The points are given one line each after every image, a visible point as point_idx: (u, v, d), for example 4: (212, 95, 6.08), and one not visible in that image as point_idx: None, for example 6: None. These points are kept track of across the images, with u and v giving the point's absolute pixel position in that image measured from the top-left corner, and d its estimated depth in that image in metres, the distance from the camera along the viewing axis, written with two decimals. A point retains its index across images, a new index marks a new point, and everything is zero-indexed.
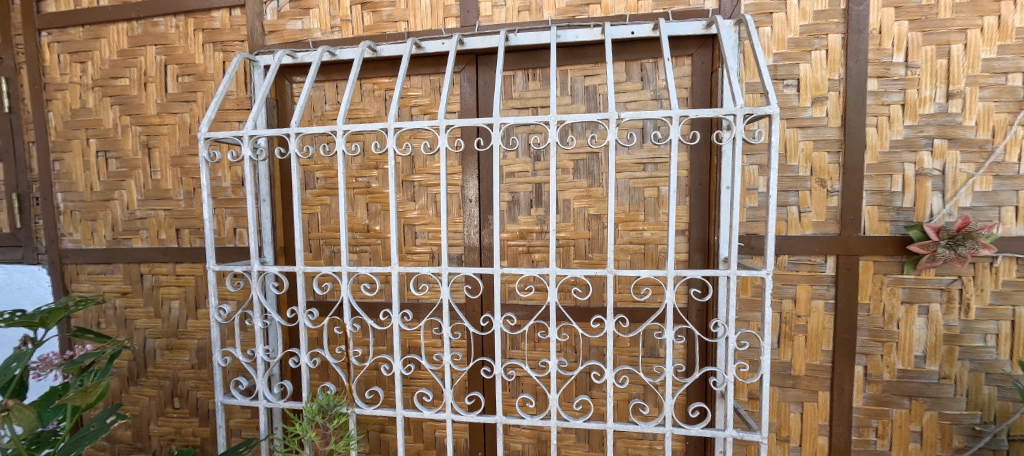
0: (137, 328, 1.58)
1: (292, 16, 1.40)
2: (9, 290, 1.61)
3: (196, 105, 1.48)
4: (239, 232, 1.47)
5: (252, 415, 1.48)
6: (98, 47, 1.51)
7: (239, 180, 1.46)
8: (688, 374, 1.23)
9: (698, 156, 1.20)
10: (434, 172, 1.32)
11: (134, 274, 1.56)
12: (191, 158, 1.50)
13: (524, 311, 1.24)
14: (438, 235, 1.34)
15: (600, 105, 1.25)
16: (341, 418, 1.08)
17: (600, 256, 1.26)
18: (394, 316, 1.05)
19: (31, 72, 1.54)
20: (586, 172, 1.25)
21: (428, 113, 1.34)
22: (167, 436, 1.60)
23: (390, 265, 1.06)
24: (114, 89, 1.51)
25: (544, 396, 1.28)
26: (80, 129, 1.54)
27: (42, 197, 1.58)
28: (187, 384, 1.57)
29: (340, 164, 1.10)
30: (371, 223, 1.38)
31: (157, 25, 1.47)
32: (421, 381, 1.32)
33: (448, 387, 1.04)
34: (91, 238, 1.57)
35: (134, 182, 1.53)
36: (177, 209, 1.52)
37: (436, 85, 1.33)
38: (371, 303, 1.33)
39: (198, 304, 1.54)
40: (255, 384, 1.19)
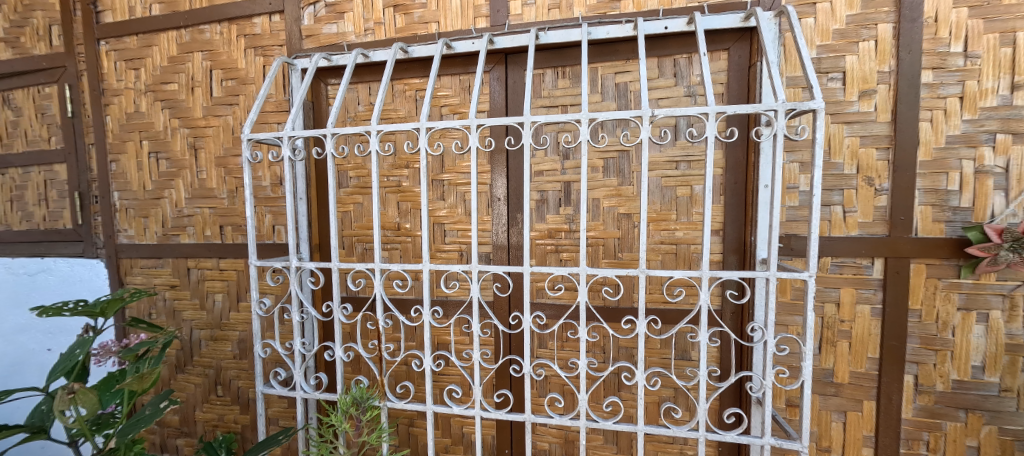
0: (184, 319, 1.67)
1: (328, 20, 1.45)
2: (72, 282, 1.74)
3: (238, 108, 1.55)
4: (278, 229, 1.53)
5: (289, 405, 1.54)
6: (150, 54, 1.61)
7: (278, 179, 1.52)
8: (722, 379, 1.19)
9: (735, 153, 1.16)
10: (464, 171, 1.34)
11: (182, 268, 1.65)
12: (233, 158, 1.57)
13: (553, 310, 1.24)
14: (467, 234, 1.35)
15: (631, 102, 1.23)
16: (373, 411, 1.11)
17: (630, 256, 1.24)
18: (425, 312, 1.07)
19: (91, 79, 1.65)
20: (616, 171, 1.23)
21: (457, 113, 1.36)
22: (211, 422, 1.69)
23: (422, 263, 1.08)
24: (164, 94, 1.61)
25: (572, 396, 1.27)
26: (134, 132, 1.64)
27: (100, 196, 1.69)
28: (229, 373, 1.66)
29: (374, 164, 1.13)
30: (402, 222, 1.41)
31: (203, 32, 1.56)
32: (450, 377, 1.33)
33: (477, 384, 1.05)
34: (144, 234, 1.68)
35: (182, 181, 1.62)
36: (221, 207, 1.60)
37: (466, 85, 1.35)
38: (402, 299, 1.35)
39: (240, 297, 1.61)
40: (293, 375, 1.23)
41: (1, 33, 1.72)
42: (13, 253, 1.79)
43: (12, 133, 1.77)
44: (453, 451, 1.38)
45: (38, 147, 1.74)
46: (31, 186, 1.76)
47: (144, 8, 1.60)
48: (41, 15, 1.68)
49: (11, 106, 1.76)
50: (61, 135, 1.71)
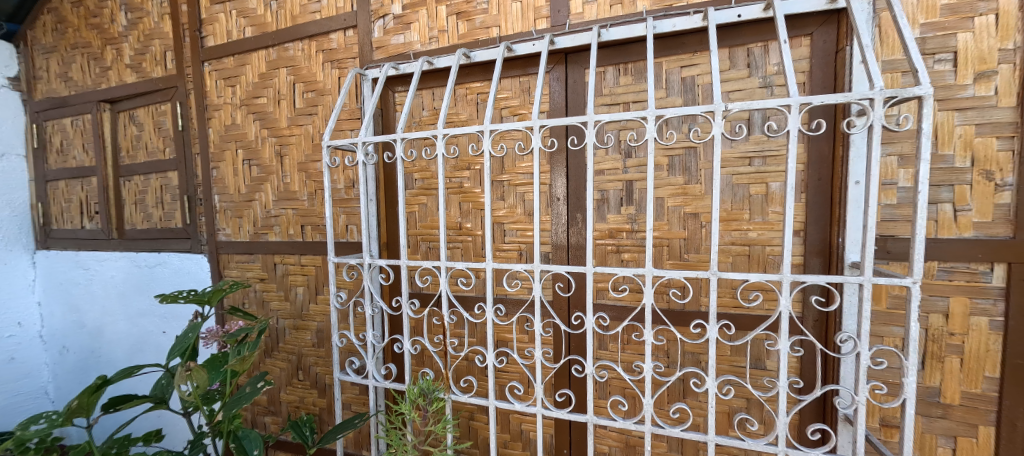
0: (272, 309, 1.86)
1: (396, 32, 1.53)
2: (183, 273, 2.00)
3: (317, 117, 1.69)
4: (351, 228, 1.65)
5: (360, 392, 1.66)
6: (244, 72, 1.80)
7: (351, 182, 1.64)
8: (805, 392, 1.10)
9: (819, 147, 1.07)
10: (523, 171, 1.35)
11: (269, 263, 1.84)
12: (313, 163, 1.72)
13: (616, 311, 1.22)
14: (527, 234, 1.37)
15: (699, 97, 1.18)
16: (438, 402, 1.17)
17: (697, 258, 1.19)
18: (488, 309, 1.11)
19: (197, 96, 1.89)
20: (682, 168, 1.19)
21: (518, 114, 1.38)
22: (294, 403, 1.86)
23: (485, 262, 1.11)
24: (255, 107, 1.79)
25: (635, 400, 1.24)
26: (231, 142, 1.85)
27: (204, 199, 1.93)
28: (309, 360, 1.81)
29: (440, 166, 1.18)
30: (463, 221, 1.46)
31: (287, 50, 1.72)
32: (511, 374, 1.35)
33: (538, 382, 1.06)
34: (239, 232, 1.89)
35: (270, 185, 1.80)
36: (302, 208, 1.75)
37: (526, 86, 1.36)
38: (466, 296, 1.40)
39: (318, 291, 1.76)
40: (366, 364, 1.33)
41: (128, 60, 2.02)
42: (136, 249, 2.09)
43: (136, 145, 2.07)
44: (512, 447, 1.40)
45: (156, 157, 2.02)
46: (151, 190, 2.05)
47: (240, 31, 1.79)
48: (158, 43, 1.95)
49: (135, 122, 2.06)
50: (173, 146, 1.98)
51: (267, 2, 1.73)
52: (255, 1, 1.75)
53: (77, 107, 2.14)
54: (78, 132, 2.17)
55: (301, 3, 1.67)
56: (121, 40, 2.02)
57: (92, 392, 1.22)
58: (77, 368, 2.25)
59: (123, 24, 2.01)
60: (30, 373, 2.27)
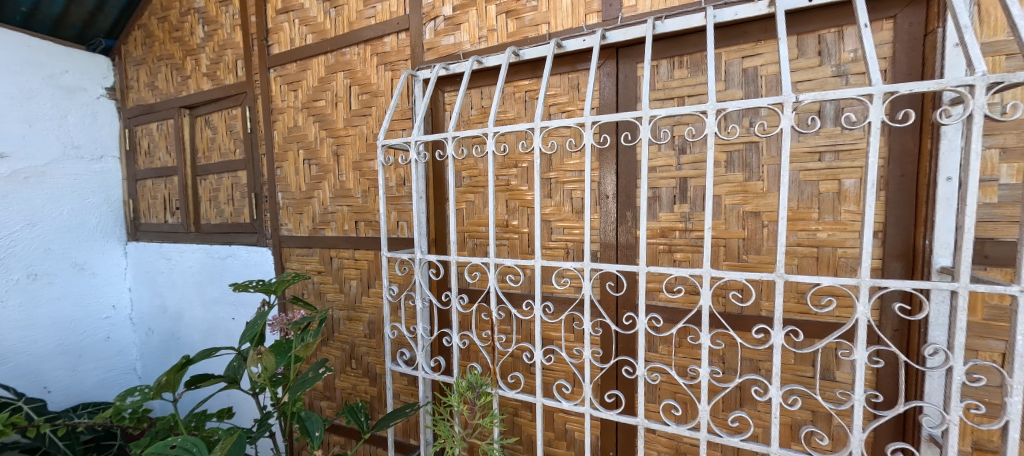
0: (328, 300, 1.97)
1: (446, 33, 1.57)
2: (250, 265, 2.16)
3: (371, 118, 1.77)
4: (402, 224, 1.72)
5: (409, 383, 1.72)
6: (305, 77, 1.92)
7: (401, 180, 1.71)
8: (883, 408, 1.01)
9: (903, 140, 0.97)
10: (571, 169, 1.34)
11: (326, 257, 1.95)
12: (367, 162, 1.80)
13: (670, 312, 1.18)
14: (574, 232, 1.36)
15: (761, 89, 1.11)
16: (486, 397, 1.19)
17: (758, 259, 1.12)
18: (536, 306, 1.11)
19: (264, 101, 2.03)
20: (742, 165, 1.12)
21: (565, 111, 1.37)
22: (347, 390, 1.96)
23: (534, 259, 1.12)
24: (315, 110, 1.90)
25: (690, 406, 1.19)
26: (293, 143, 1.98)
27: (269, 196, 2.07)
28: (361, 350, 1.91)
29: (490, 164, 1.20)
30: (510, 219, 1.47)
31: (344, 55, 1.81)
32: (559, 373, 1.35)
33: (588, 382, 1.05)
34: (299, 227, 2.01)
35: (328, 183, 1.91)
36: (356, 205, 1.84)
37: (575, 83, 1.35)
38: (513, 293, 1.41)
39: (370, 284, 1.85)
40: (417, 356, 1.38)
41: (205, 69, 2.21)
42: (211, 242, 2.29)
43: (211, 147, 2.26)
44: (557, 446, 1.40)
45: (228, 158, 2.20)
46: (223, 188, 2.24)
47: (301, 39, 1.91)
48: (230, 53, 2.12)
49: (210, 126, 2.26)
50: (243, 148, 2.15)
51: (326, 10, 1.83)
52: (316, 10, 1.86)
53: (162, 113, 2.38)
54: (162, 136, 2.41)
55: (357, 10, 1.75)
56: (199, 51, 2.22)
57: (177, 369, 1.35)
58: (161, 348, 2.50)
59: (201, 36, 2.21)
60: (122, 352, 2.54)
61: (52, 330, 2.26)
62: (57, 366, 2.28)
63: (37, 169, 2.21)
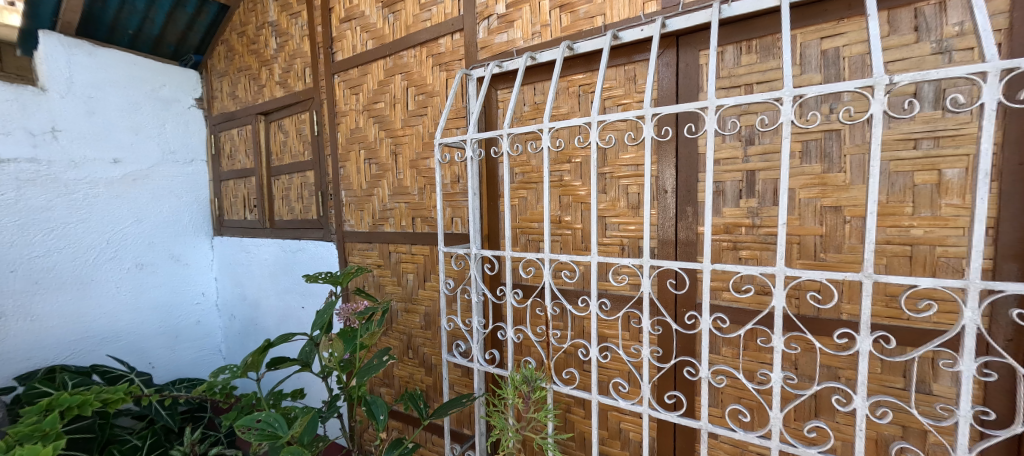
0: (387, 292, 2.07)
1: (500, 30, 1.58)
2: (318, 258, 2.33)
3: (427, 118, 1.83)
4: (456, 220, 1.77)
5: (463, 374, 1.77)
6: (366, 81, 2.02)
7: (455, 177, 1.76)
8: (994, 427, 0.90)
9: (1022, 123, 0.85)
10: (627, 163, 1.31)
11: (386, 252, 2.05)
12: (423, 160, 1.87)
13: (737, 313, 1.12)
14: (630, 228, 1.32)
15: (843, 72, 1.02)
16: (541, 392, 1.20)
17: (838, 258, 1.03)
18: (592, 303, 1.10)
19: (329, 105, 2.17)
20: (820, 155, 1.04)
21: (621, 105, 1.33)
22: (405, 378, 2.06)
23: (591, 255, 1.11)
24: (375, 111, 2.00)
25: (758, 413, 1.12)
26: (355, 143, 2.10)
27: (333, 194, 2.22)
28: (417, 340, 1.99)
29: (546, 159, 1.20)
30: (563, 215, 1.47)
31: (402, 58, 1.88)
32: (615, 372, 1.32)
33: (646, 382, 1.03)
34: (361, 222, 2.13)
35: (386, 181, 2.01)
36: (413, 202, 1.92)
37: (631, 75, 1.31)
38: (567, 289, 1.40)
39: (426, 277, 1.92)
40: (472, 349, 1.42)
41: (277, 78, 2.40)
42: (283, 236, 2.49)
43: (283, 150, 2.46)
44: (611, 445, 1.38)
45: (298, 159, 2.39)
46: (294, 187, 2.43)
47: (362, 45, 2.01)
48: (300, 61, 2.28)
49: (282, 130, 2.45)
50: (311, 149, 2.31)
51: (385, 16, 1.92)
52: (375, 16, 1.95)
53: (241, 119, 2.61)
54: (242, 141, 2.66)
55: (414, 13, 1.82)
56: (272, 61, 2.41)
57: (259, 351, 1.50)
58: (242, 332, 2.76)
59: (274, 48, 2.40)
60: (209, 335, 2.84)
61: (155, 313, 2.58)
62: (160, 345, 2.59)
63: (141, 171, 2.52)
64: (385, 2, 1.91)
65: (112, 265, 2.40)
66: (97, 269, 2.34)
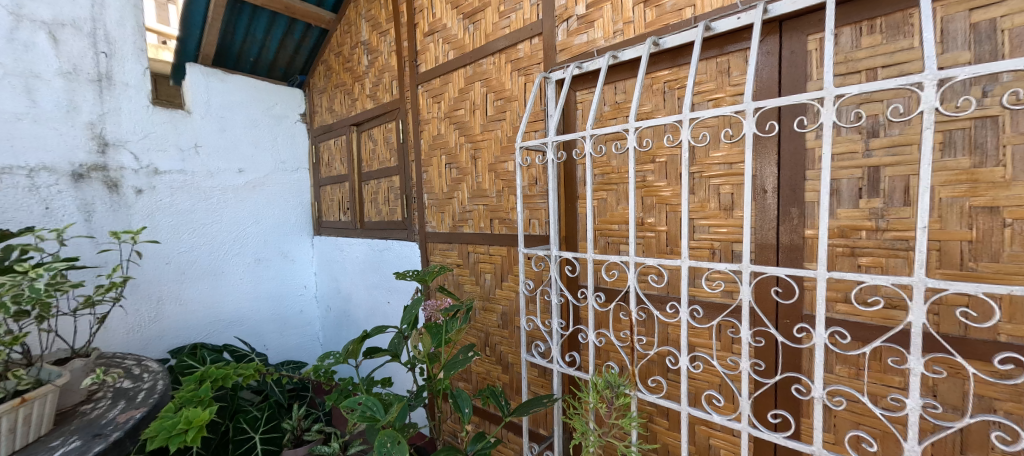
0: (466, 290, 2.16)
1: (580, 31, 1.58)
2: (402, 257, 2.50)
3: (505, 122, 1.88)
4: (533, 222, 1.80)
5: (540, 374, 1.79)
6: (447, 90, 2.13)
7: (533, 180, 1.78)
8: None
9: None
10: (718, 161, 1.22)
11: (465, 252, 2.14)
12: (501, 163, 1.92)
13: (858, 328, 0.99)
14: (722, 231, 1.23)
15: (1002, 46, 0.86)
16: (624, 398, 1.16)
17: (995, 268, 0.87)
18: (682, 309, 1.05)
19: (414, 114, 2.32)
20: (967, 146, 0.88)
21: (711, 100, 1.25)
22: (482, 374, 2.13)
23: (681, 259, 1.07)
24: (455, 118, 2.10)
25: (885, 443, 0.99)
26: (437, 149, 2.22)
27: (417, 197, 2.37)
28: (494, 339, 2.05)
29: (631, 159, 1.18)
30: (645, 216, 1.41)
31: (481, 65, 1.95)
32: (706, 384, 1.24)
33: (745, 397, 0.96)
34: (441, 223, 2.25)
35: (466, 184, 2.09)
36: (491, 204, 1.98)
37: (724, 68, 1.23)
38: (652, 294, 1.35)
39: (504, 277, 1.97)
40: (552, 349, 1.43)
41: (368, 91, 2.63)
42: (373, 236, 2.72)
43: (373, 157, 2.68)
44: None
45: (385, 166, 2.59)
46: (382, 191, 2.65)
47: (445, 55, 2.13)
48: (388, 75, 2.48)
49: (372, 139, 2.67)
50: (397, 156, 2.50)
51: (466, 27, 2.01)
52: (456, 28, 2.05)
53: (338, 131, 2.90)
54: (338, 150, 2.95)
55: (493, 22, 1.88)
56: (364, 76, 2.65)
57: (358, 340, 1.65)
58: (336, 322, 3.06)
59: (366, 64, 2.63)
60: (310, 323, 3.19)
61: (268, 302, 2.95)
62: (272, 330, 2.97)
63: (259, 179, 2.92)
64: (466, 13, 2.00)
65: (238, 260, 2.80)
66: (227, 263, 2.75)
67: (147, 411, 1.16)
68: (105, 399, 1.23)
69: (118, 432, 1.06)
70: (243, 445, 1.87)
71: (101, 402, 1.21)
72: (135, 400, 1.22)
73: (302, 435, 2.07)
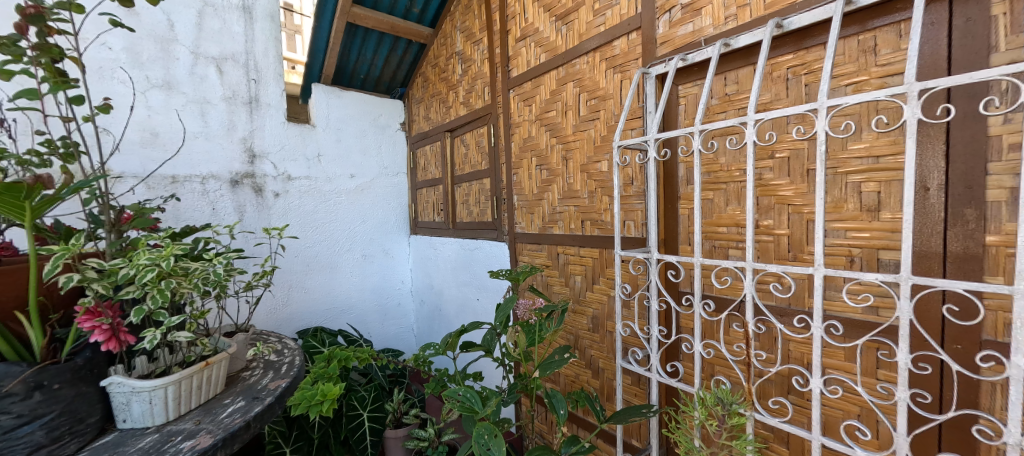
0: (554, 291, 2.16)
1: (685, 21, 1.48)
2: (492, 256, 2.58)
3: (599, 122, 1.84)
4: (629, 223, 1.73)
5: (635, 382, 1.72)
6: (539, 92, 2.16)
7: (629, 180, 1.72)
8: None
9: None
10: (859, 155, 1.06)
11: (554, 253, 2.14)
12: (594, 164, 1.88)
13: None
14: (863, 235, 1.06)
15: None
16: (739, 418, 1.04)
17: None
18: (817, 324, 0.93)
19: (505, 118, 2.39)
20: None
21: (851, 84, 1.09)
22: (571, 377, 2.11)
23: (815, 266, 0.94)
24: (547, 120, 2.10)
25: None
26: (528, 152, 2.25)
27: (507, 198, 2.43)
28: (584, 342, 2.01)
29: (750, 155, 1.07)
30: (761, 219, 1.27)
31: (574, 65, 1.94)
32: (842, 413, 1.08)
33: (903, 432, 0.82)
34: (531, 224, 2.28)
35: (557, 185, 2.09)
36: (583, 205, 1.95)
37: (867, 46, 1.06)
38: (772, 305, 1.21)
39: (595, 280, 1.93)
40: (651, 358, 1.36)
41: (462, 99, 2.77)
42: (464, 236, 2.85)
43: (465, 161, 2.82)
44: None
45: (477, 169, 2.70)
46: (473, 193, 2.77)
47: (536, 59, 2.15)
48: (481, 82, 2.58)
49: (464, 144, 2.82)
50: (488, 159, 2.59)
51: (559, 28, 2.01)
52: (549, 30, 2.06)
53: (433, 137, 3.10)
54: (433, 155, 3.16)
55: (587, 21, 1.85)
56: (458, 85, 2.80)
57: (456, 334, 1.74)
58: (429, 316, 3.27)
59: (460, 73, 2.77)
60: (406, 315, 3.46)
61: (372, 294, 3.27)
62: (374, 319, 3.28)
63: (368, 183, 3.26)
64: (559, 15, 2.00)
65: (349, 255, 3.15)
66: (340, 257, 3.10)
67: (290, 381, 1.36)
68: (258, 368, 1.47)
69: (271, 397, 1.25)
70: (354, 421, 2.10)
71: (256, 370, 1.45)
72: (281, 371, 1.44)
73: (401, 418, 2.26)
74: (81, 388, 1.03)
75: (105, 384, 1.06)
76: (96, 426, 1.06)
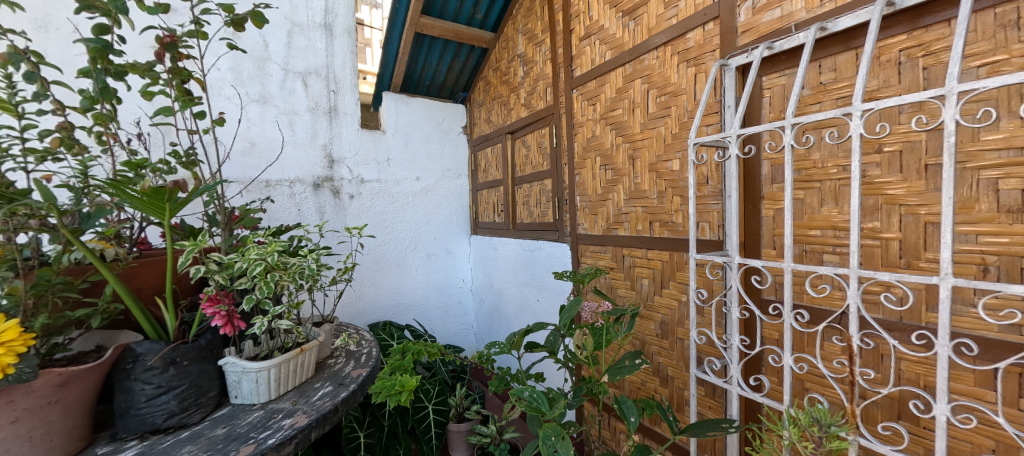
0: (619, 295, 2.10)
1: (772, 6, 1.37)
2: (553, 257, 2.56)
3: (669, 118, 1.75)
4: (703, 225, 1.64)
5: (710, 394, 1.62)
6: (604, 90, 2.11)
7: (704, 178, 1.62)
8: None
9: None
10: (995, 147, 0.91)
11: (619, 255, 2.08)
12: (664, 163, 1.80)
13: None
14: (1000, 240, 0.91)
15: None
16: (840, 443, 0.92)
17: None
18: (944, 342, 0.81)
19: (568, 118, 2.36)
20: None
21: (984, 65, 0.94)
22: (636, 384, 2.04)
23: (941, 276, 0.82)
24: (612, 118, 2.05)
25: None
26: (592, 151, 2.21)
27: (569, 199, 2.41)
28: (651, 348, 1.94)
29: (855, 150, 0.95)
30: (864, 221, 1.14)
31: (642, 61, 1.87)
32: (971, 446, 0.94)
33: None
34: (594, 226, 2.24)
35: (622, 185, 2.03)
36: (651, 205, 1.88)
37: (1008, 19, 0.91)
38: (881, 318, 1.08)
39: (664, 284, 1.85)
40: (732, 369, 1.27)
41: (523, 100, 2.79)
42: (524, 237, 2.87)
43: (526, 162, 2.84)
44: None
45: (538, 169, 2.71)
46: (533, 194, 2.78)
47: (601, 56, 2.11)
48: (543, 83, 2.58)
49: (525, 145, 2.83)
50: (549, 160, 2.58)
51: (626, 24, 1.95)
52: (615, 26, 2.01)
53: (494, 139, 3.16)
54: (494, 157, 3.21)
55: (658, 14, 1.78)
56: (520, 87, 2.82)
57: (522, 333, 1.75)
58: (489, 315, 3.34)
59: (522, 75, 2.79)
60: (465, 313, 3.57)
61: (435, 291, 3.41)
62: (437, 316, 3.42)
63: (432, 185, 3.40)
64: (626, 10, 1.94)
65: (415, 254, 3.30)
66: (407, 256, 3.27)
67: (370, 370, 1.46)
68: (341, 357, 1.60)
69: (355, 383, 1.35)
70: (420, 412, 2.20)
71: (340, 358, 1.57)
72: (361, 360, 1.55)
73: (463, 413, 2.32)
74: (205, 365, 1.18)
75: (223, 363, 1.21)
76: (215, 398, 1.20)
